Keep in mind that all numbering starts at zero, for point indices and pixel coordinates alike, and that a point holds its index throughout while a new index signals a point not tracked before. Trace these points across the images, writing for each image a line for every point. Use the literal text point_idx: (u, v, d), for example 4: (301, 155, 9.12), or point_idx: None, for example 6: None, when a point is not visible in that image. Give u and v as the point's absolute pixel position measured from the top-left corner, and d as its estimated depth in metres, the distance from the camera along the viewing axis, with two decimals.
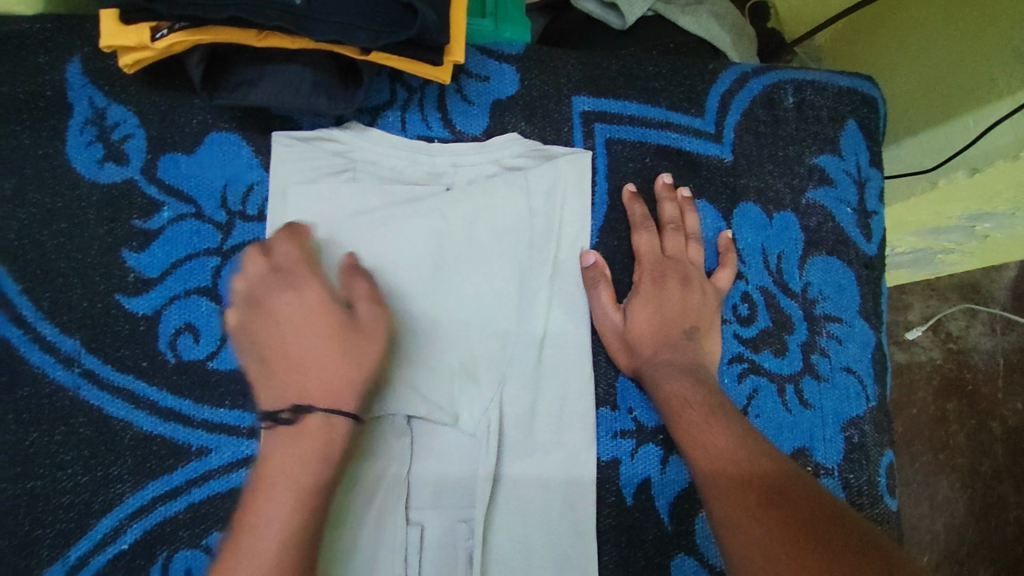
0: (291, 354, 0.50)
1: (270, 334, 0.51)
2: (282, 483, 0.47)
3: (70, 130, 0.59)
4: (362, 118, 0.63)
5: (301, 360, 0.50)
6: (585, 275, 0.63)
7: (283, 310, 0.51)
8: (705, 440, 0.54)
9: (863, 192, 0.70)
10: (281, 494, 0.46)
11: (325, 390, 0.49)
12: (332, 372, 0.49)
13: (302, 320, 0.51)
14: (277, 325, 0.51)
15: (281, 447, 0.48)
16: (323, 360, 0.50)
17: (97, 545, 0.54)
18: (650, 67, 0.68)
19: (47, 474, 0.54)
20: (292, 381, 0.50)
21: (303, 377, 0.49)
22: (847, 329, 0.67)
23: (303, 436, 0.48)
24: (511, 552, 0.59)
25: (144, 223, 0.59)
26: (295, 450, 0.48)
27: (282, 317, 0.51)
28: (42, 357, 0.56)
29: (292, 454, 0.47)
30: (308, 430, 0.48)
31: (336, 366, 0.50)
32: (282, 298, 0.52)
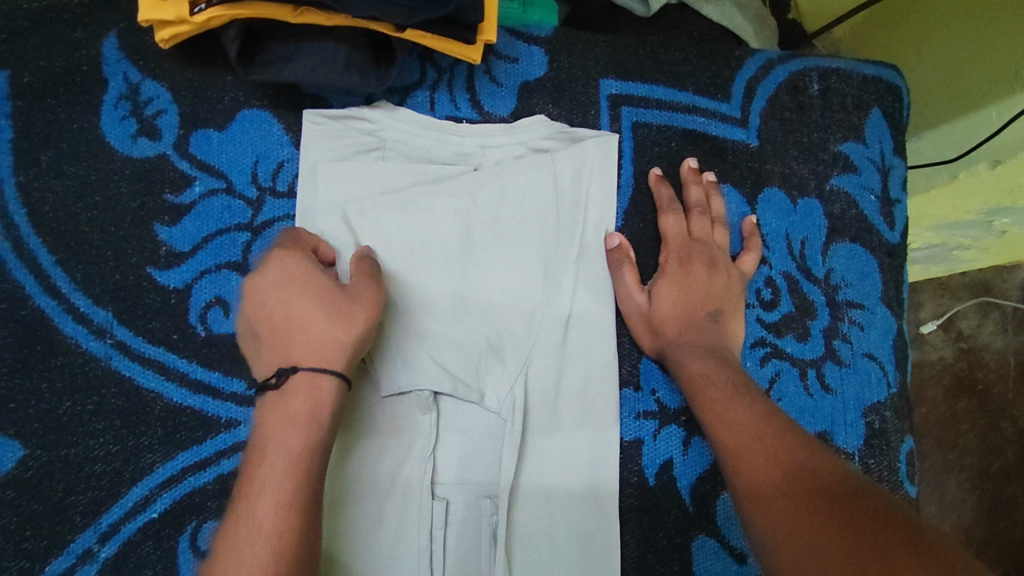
0: (281, 322, 0.50)
1: (258, 309, 0.51)
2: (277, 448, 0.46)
3: (105, 105, 0.60)
4: (392, 98, 0.64)
5: (288, 327, 0.50)
6: (609, 256, 0.63)
7: (269, 281, 0.51)
8: (730, 418, 0.54)
9: (886, 179, 0.70)
10: (279, 459, 0.45)
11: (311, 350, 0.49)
12: (317, 332, 0.49)
13: (287, 288, 0.51)
14: (262, 299, 0.51)
15: (272, 413, 0.47)
16: (308, 324, 0.49)
17: (127, 513, 0.54)
18: (677, 52, 0.68)
19: (79, 442, 0.55)
20: (282, 350, 0.49)
21: (290, 343, 0.49)
22: (869, 315, 0.67)
23: (291, 398, 0.47)
24: (535, 529, 0.59)
25: (175, 197, 0.59)
26: (284, 415, 0.47)
27: (269, 289, 0.51)
28: (75, 327, 0.57)
29: (281, 417, 0.47)
30: (297, 390, 0.48)
31: (319, 326, 0.49)
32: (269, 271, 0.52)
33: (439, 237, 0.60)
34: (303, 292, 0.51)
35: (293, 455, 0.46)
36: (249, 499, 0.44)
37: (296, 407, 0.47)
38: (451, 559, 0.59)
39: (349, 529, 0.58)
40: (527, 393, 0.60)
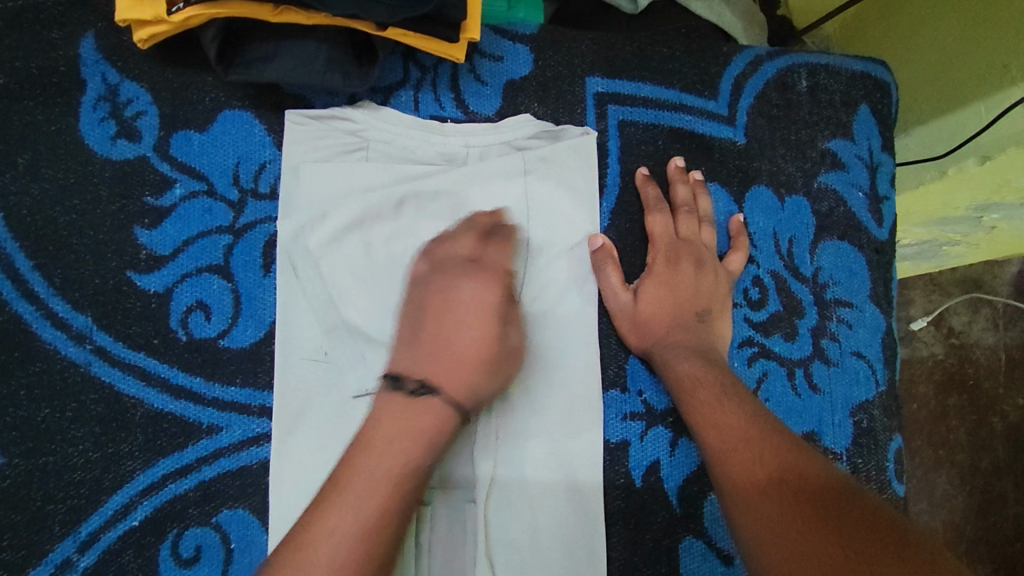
0: (444, 342, 0.53)
1: (409, 315, 0.55)
2: (394, 448, 0.49)
3: (83, 106, 0.59)
4: (375, 98, 0.63)
5: (453, 348, 0.53)
6: (594, 257, 0.62)
7: (430, 296, 0.55)
8: (717, 420, 0.54)
9: (875, 176, 0.70)
10: (394, 462, 0.49)
11: (457, 386, 0.52)
12: (473, 375, 0.53)
13: (473, 309, 0.54)
14: (419, 316, 0.55)
15: (390, 411, 0.51)
16: (470, 353, 0.53)
17: (108, 521, 0.54)
18: (664, 49, 0.68)
19: (59, 450, 0.54)
20: (430, 362, 0.53)
21: (441, 363, 0.52)
22: (858, 314, 0.67)
23: (419, 411, 0.51)
24: (520, 532, 0.59)
25: (155, 200, 0.59)
26: (413, 418, 0.50)
27: (450, 300, 0.55)
28: (54, 333, 0.56)
29: (405, 425, 0.50)
30: (424, 408, 0.51)
31: (477, 367, 0.53)
32: (467, 287, 0.55)
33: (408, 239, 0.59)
34: (486, 322, 0.54)
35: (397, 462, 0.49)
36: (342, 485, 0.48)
37: (427, 427, 0.50)
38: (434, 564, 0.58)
39: None
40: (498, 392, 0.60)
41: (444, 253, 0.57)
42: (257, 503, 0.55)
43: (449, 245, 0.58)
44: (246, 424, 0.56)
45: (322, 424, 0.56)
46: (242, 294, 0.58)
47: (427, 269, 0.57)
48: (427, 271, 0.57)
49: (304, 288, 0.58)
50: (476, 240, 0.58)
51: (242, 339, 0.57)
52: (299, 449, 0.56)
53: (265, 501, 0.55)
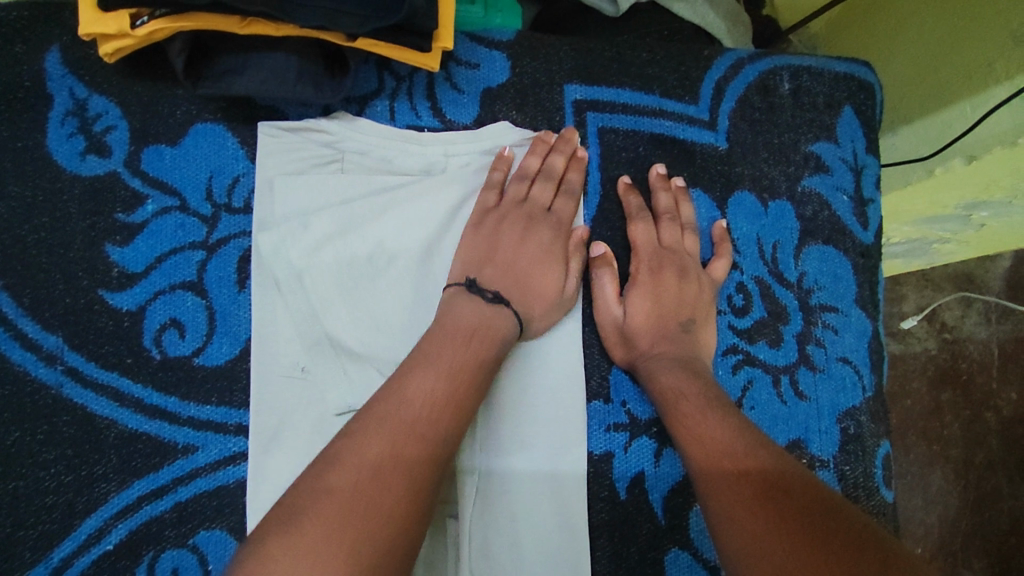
0: (520, 270, 0.58)
1: (481, 244, 0.58)
2: (475, 337, 0.53)
3: (51, 122, 0.58)
4: (350, 108, 0.62)
5: (532, 282, 0.58)
6: (592, 264, 0.62)
7: (506, 233, 0.59)
8: (702, 433, 0.53)
9: (859, 179, 0.69)
10: (471, 356, 0.52)
11: (527, 312, 0.57)
12: (543, 311, 0.58)
13: (550, 250, 0.60)
14: (488, 247, 0.58)
15: (464, 307, 0.55)
16: (547, 291, 0.58)
17: (81, 546, 0.53)
18: (644, 54, 0.67)
19: (30, 474, 0.53)
20: (504, 282, 0.57)
21: (517, 286, 0.57)
22: (844, 318, 0.66)
23: (494, 317, 0.55)
24: (502, 546, 0.58)
25: (127, 217, 0.58)
26: (488, 320, 0.55)
27: (527, 235, 0.59)
28: (24, 355, 0.55)
29: (482, 323, 0.54)
30: (498, 314, 0.55)
31: (547, 303, 0.58)
32: (545, 233, 0.60)
33: (388, 249, 0.58)
34: (561, 265, 0.60)
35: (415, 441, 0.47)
36: (352, 450, 0.46)
37: (498, 329, 0.54)
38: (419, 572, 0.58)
39: None
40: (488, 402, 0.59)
41: (518, 194, 0.61)
42: (234, 523, 0.54)
43: (519, 186, 0.61)
44: (222, 444, 0.55)
45: (300, 439, 0.55)
46: (216, 310, 0.57)
47: (494, 207, 0.60)
48: (493, 207, 0.60)
49: (284, 303, 0.57)
50: (552, 190, 0.62)
51: (217, 356, 0.56)
52: (275, 469, 0.55)
53: (242, 521, 0.54)
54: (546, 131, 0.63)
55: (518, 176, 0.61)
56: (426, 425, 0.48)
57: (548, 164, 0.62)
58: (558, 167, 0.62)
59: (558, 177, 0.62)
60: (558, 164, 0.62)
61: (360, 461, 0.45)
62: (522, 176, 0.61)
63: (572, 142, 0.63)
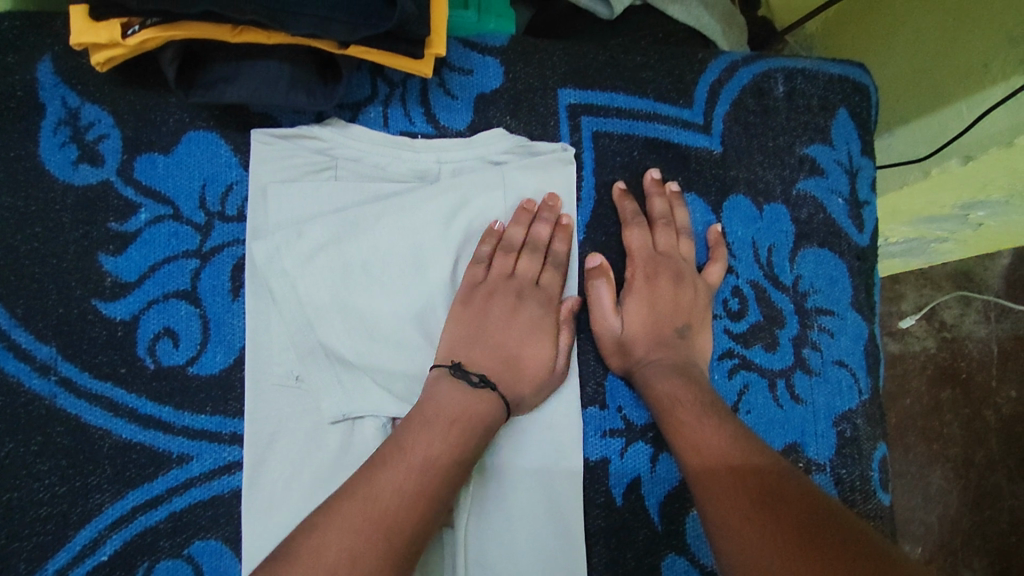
0: (507, 351, 0.57)
1: (467, 321, 0.57)
2: (457, 425, 0.52)
3: (43, 131, 0.57)
4: (343, 115, 0.62)
5: (520, 363, 0.57)
6: (587, 275, 0.62)
7: (493, 312, 0.58)
8: (698, 440, 0.53)
9: (854, 182, 0.69)
10: (450, 444, 0.51)
11: (515, 394, 0.56)
12: (532, 392, 0.57)
13: (537, 326, 0.58)
14: (475, 325, 0.57)
15: (448, 393, 0.54)
16: (534, 369, 0.57)
17: (75, 557, 0.53)
18: (638, 58, 0.67)
19: (24, 485, 0.53)
20: (490, 363, 0.56)
21: (503, 368, 0.56)
22: (839, 322, 0.66)
23: (477, 403, 0.54)
24: (498, 554, 0.58)
25: (120, 226, 0.57)
26: (472, 407, 0.53)
27: (514, 315, 0.58)
28: (17, 365, 0.55)
29: (464, 412, 0.53)
30: (483, 399, 0.54)
31: (536, 383, 0.57)
32: (533, 309, 0.59)
33: (380, 258, 0.57)
34: (551, 340, 0.59)
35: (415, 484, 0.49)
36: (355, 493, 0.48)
37: (483, 415, 0.54)
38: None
39: None
40: None
41: (505, 268, 0.59)
42: (229, 533, 0.54)
43: (507, 258, 0.60)
44: (217, 452, 0.55)
45: (295, 448, 0.55)
46: (210, 319, 0.57)
47: (482, 280, 0.59)
48: (480, 282, 0.59)
49: (278, 311, 0.57)
50: (539, 262, 0.61)
51: (212, 365, 0.56)
52: (271, 478, 0.55)
53: (237, 530, 0.54)
54: (528, 199, 0.61)
55: (506, 246, 0.60)
56: (426, 475, 0.50)
57: (533, 235, 0.60)
58: (542, 238, 0.61)
59: (544, 249, 0.61)
60: (543, 234, 0.61)
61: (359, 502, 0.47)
62: (509, 248, 0.60)
63: (556, 209, 0.62)
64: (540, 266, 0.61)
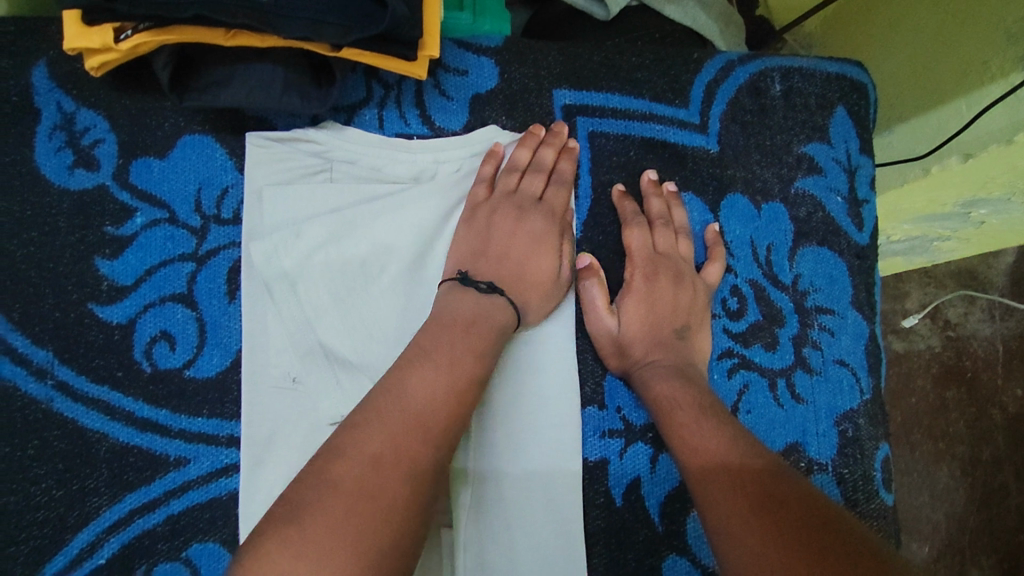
0: (515, 260, 0.58)
1: (473, 239, 0.58)
2: (471, 330, 0.52)
3: (38, 137, 0.58)
4: (338, 117, 0.62)
5: (525, 269, 0.57)
6: (580, 276, 0.61)
7: (497, 226, 0.59)
8: (696, 445, 0.52)
9: (853, 180, 0.68)
10: (472, 342, 0.52)
11: (524, 303, 0.57)
12: (538, 298, 0.58)
13: (541, 238, 0.59)
14: (480, 241, 0.58)
15: (458, 301, 0.54)
16: (540, 279, 0.58)
17: (73, 560, 0.53)
18: (633, 58, 0.66)
19: (20, 489, 0.53)
20: (496, 273, 0.57)
21: (510, 275, 0.57)
22: (839, 320, 0.65)
23: (490, 306, 0.55)
24: (496, 556, 0.57)
25: (116, 229, 0.58)
26: (487, 312, 0.54)
27: (519, 224, 0.59)
28: (14, 370, 0.55)
29: (479, 315, 0.54)
30: (496, 305, 0.55)
31: (541, 293, 0.58)
32: (536, 221, 0.59)
33: (378, 254, 0.57)
34: (554, 250, 0.59)
35: (416, 438, 0.46)
36: (355, 444, 0.44)
37: (495, 319, 0.54)
38: None
39: None
40: (481, 416, 0.59)
41: (507, 186, 0.61)
42: (226, 535, 0.54)
43: (511, 177, 0.61)
44: (215, 456, 0.55)
45: (293, 449, 0.55)
46: (206, 322, 0.57)
47: (485, 201, 0.60)
48: (482, 202, 0.60)
49: (275, 313, 0.57)
50: (543, 181, 0.61)
51: (208, 368, 0.56)
52: (269, 480, 0.54)
53: (235, 533, 0.54)
54: (534, 125, 0.63)
55: (510, 166, 0.61)
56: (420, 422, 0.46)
57: (538, 157, 0.62)
58: (548, 160, 0.62)
59: (548, 168, 0.62)
60: (548, 157, 0.62)
61: (360, 456, 0.43)
62: (513, 168, 0.61)
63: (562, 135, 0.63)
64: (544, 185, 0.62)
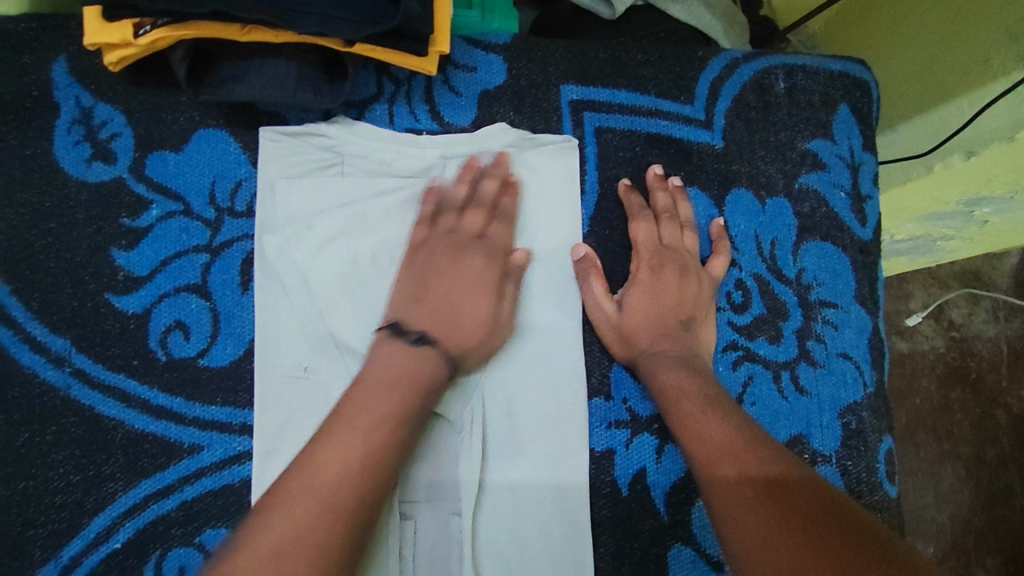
0: (449, 307, 0.56)
1: (410, 282, 0.57)
2: (398, 390, 0.51)
3: (57, 130, 0.59)
4: (350, 112, 0.63)
5: (457, 319, 0.56)
6: (577, 268, 0.62)
7: (434, 269, 0.57)
8: (701, 432, 0.53)
9: (856, 176, 0.69)
10: (393, 403, 0.51)
11: (460, 351, 0.56)
12: (473, 346, 0.56)
13: (478, 280, 0.58)
14: (418, 285, 0.57)
15: (389, 356, 0.53)
16: (474, 326, 0.57)
17: (90, 544, 0.54)
18: (639, 55, 0.67)
19: (39, 473, 0.54)
20: (429, 320, 0.55)
21: (443, 325, 0.55)
22: (843, 314, 0.66)
23: (418, 359, 0.53)
24: (504, 543, 0.58)
25: (132, 221, 0.59)
26: (413, 367, 0.53)
27: (456, 265, 0.57)
28: (33, 357, 0.56)
29: (405, 372, 0.52)
30: (424, 358, 0.54)
31: (478, 337, 0.57)
32: (475, 260, 0.58)
33: (387, 250, 0.59)
34: (489, 294, 0.58)
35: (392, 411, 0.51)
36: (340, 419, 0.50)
37: (422, 375, 0.53)
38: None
39: None
40: (485, 406, 0.60)
41: (446, 225, 0.59)
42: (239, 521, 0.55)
43: (449, 215, 0.59)
44: (227, 443, 0.56)
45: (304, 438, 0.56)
46: (220, 312, 0.58)
47: (425, 240, 0.59)
48: (424, 241, 0.59)
49: (287, 305, 0.58)
50: (484, 218, 0.60)
51: (221, 357, 0.57)
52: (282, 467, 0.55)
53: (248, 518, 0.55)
54: (473, 157, 0.62)
55: (449, 203, 0.60)
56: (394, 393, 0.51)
57: (479, 191, 0.61)
58: (489, 194, 0.61)
59: (490, 203, 0.60)
60: (489, 189, 0.61)
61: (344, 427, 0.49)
62: (453, 205, 0.60)
63: (503, 167, 0.62)
64: (486, 220, 0.60)
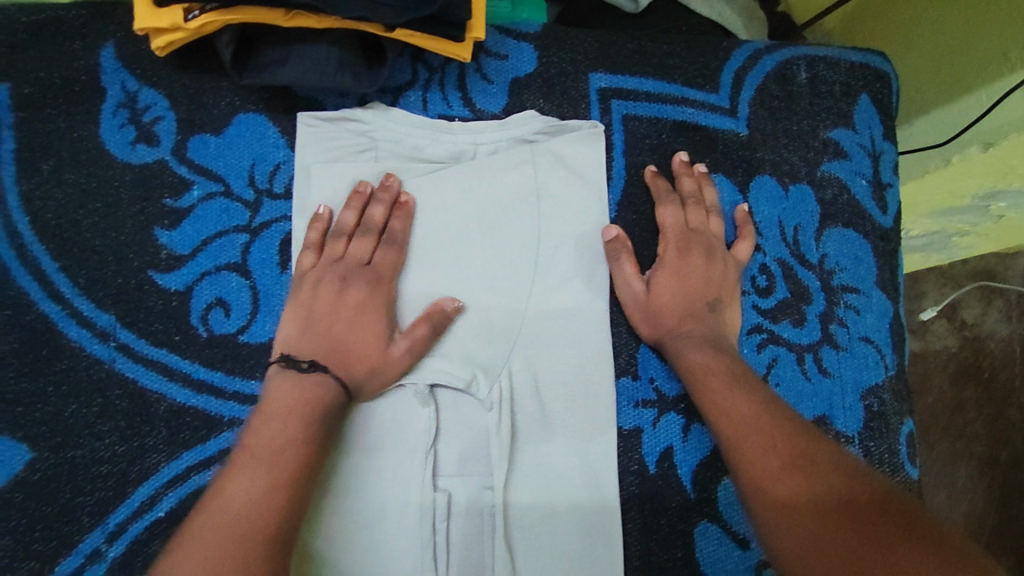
0: (337, 336, 0.57)
1: (298, 315, 0.58)
2: (296, 411, 0.53)
3: (103, 114, 0.61)
4: (385, 98, 0.65)
5: (345, 348, 0.57)
6: (608, 247, 0.63)
7: (320, 297, 0.58)
8: (727, 407, 0.55)
9: (877, 164, 0.70)
10: (291, 427, 0.52)
11: (350, 379, 0.56)
12: (366, 374, 0.57)
13: (366, 306, 0.58)
14: (306, 316, 0.58)
15: (281, 388, 0.54)
16: (366, 353, 0.57)
17: (134, 512, 0.55)
18: (665, 46, 0.69)
19: (86, 444, 0.56)
20: (318, 349, 0.57)
21: (333, 354, 0.56)
22: (865, 299, 0.67)
23: (309, 385, 0.54)
24: (535, 516, 0.60)
25: (175, 202, 0.61)
26: (305, 394, 0.54)
27: (341, 295, 0.58)
28: (79, 332, 0.58)
29: (297, 399, 0.53)
30: (315, 383, 0.54)
31: (368, 367, 0.57)
32: (359, 289, 0.58)
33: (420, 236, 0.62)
34: (380, 321, 0.58)
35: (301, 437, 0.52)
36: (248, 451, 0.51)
37: (319, 398, 0.54)
38: (456, 551, 0.59)
39: (333, 525, 0.58)
40: (514, 385, 0.61)
41: (334, 252, 0.60)
42: None
43: (336, 244, 0.60)
44: None
45: None
46: (259, 290, 0.60)
47: (310, 268, 0.59)
48: (310, 268, 0.59)
49: None
50: (371, 243, 0.60)
51: (261, 334, 0.59)
52: None
53: None
54: (360, 183, 0.61)
55: (337, 231, 0.60)
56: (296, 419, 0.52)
57: (366, 218, 0.60)
58: (377, 219, 0.60)
59: (377, 229, 0.60)
60: (376, 216, 0.60)
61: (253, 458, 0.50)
62: (339, 233, 0.60)
63: (392, 190, 0.61)
64: (374, 247, 0.60)
